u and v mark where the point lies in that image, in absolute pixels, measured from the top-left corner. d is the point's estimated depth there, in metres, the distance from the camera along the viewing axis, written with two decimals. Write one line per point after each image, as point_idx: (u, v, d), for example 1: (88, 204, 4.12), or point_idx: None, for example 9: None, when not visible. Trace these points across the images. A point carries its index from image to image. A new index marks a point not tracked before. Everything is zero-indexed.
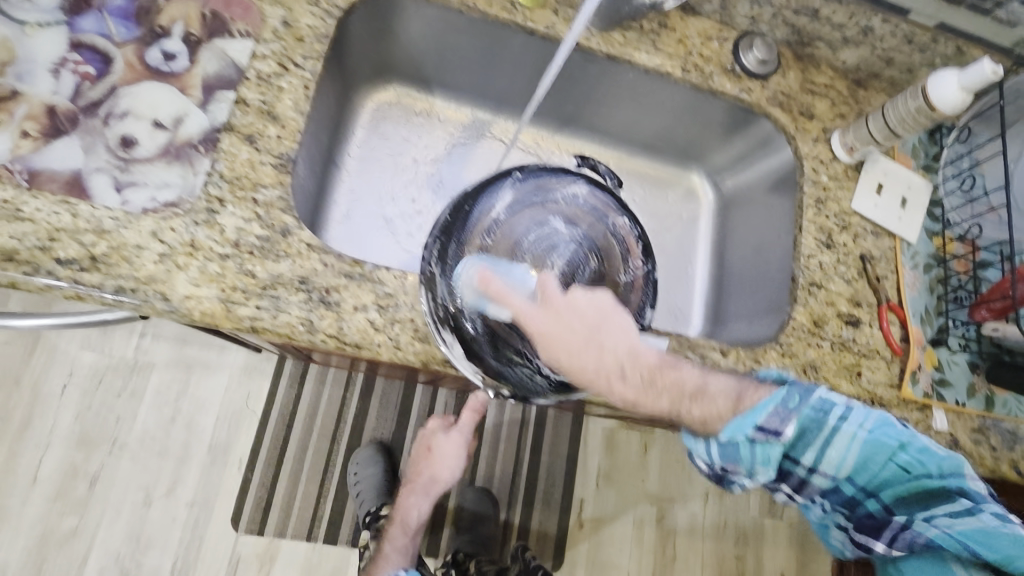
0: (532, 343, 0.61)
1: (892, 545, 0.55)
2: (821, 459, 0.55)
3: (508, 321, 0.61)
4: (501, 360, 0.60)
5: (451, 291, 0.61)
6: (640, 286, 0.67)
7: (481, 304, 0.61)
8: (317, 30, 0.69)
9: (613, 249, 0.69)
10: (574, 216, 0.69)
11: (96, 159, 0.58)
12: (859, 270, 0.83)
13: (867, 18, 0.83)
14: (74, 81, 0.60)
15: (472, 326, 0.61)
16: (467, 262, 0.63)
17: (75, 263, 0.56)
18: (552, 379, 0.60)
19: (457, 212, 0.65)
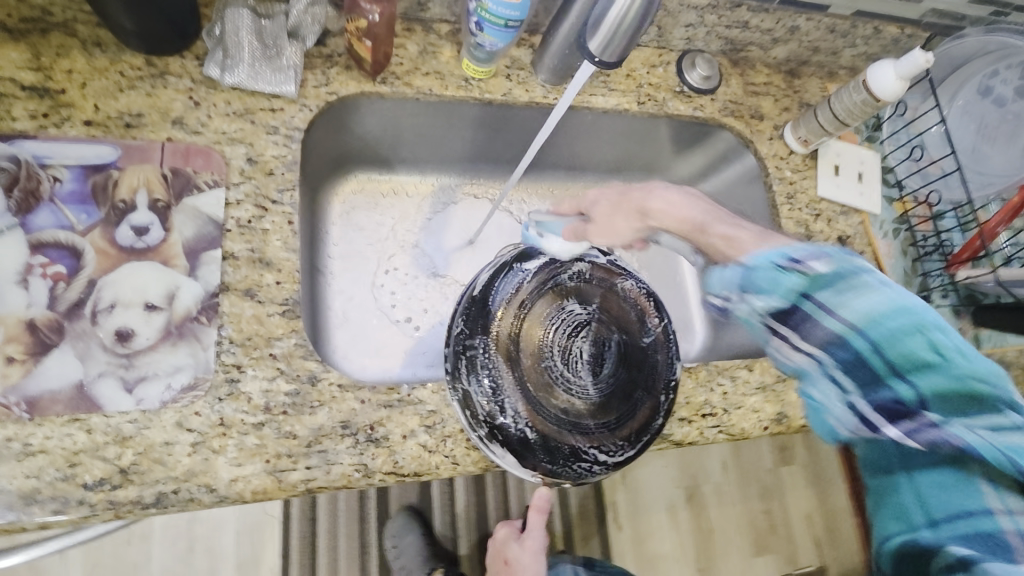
0: (582, 434, 0.61)
1: (907, 435, 0.45)
2: (855, 301, 0.47)
3: (554, 420, 0.61)
4: (559, 462, 0.60)
5: (492, 407, 0.60)
6: (664, 343, 0.67)
7: (524, 412, 0.60)
8: (284, 158, 0.66)
9: (629, 314, 0.68)
10: (585, 291, 0.67)
11: (96, 364, 0.54)
12: (840, 251, 0.88)
13: (793, 20, 0.86)
14: (47, 286, 0.55)
15: (522, 435, 0.60)
16: (497, 371, 0.61)
17: (105, 483, 0.52)
18: (611, 464, 0.61)
19: (472, 321, 0.63)
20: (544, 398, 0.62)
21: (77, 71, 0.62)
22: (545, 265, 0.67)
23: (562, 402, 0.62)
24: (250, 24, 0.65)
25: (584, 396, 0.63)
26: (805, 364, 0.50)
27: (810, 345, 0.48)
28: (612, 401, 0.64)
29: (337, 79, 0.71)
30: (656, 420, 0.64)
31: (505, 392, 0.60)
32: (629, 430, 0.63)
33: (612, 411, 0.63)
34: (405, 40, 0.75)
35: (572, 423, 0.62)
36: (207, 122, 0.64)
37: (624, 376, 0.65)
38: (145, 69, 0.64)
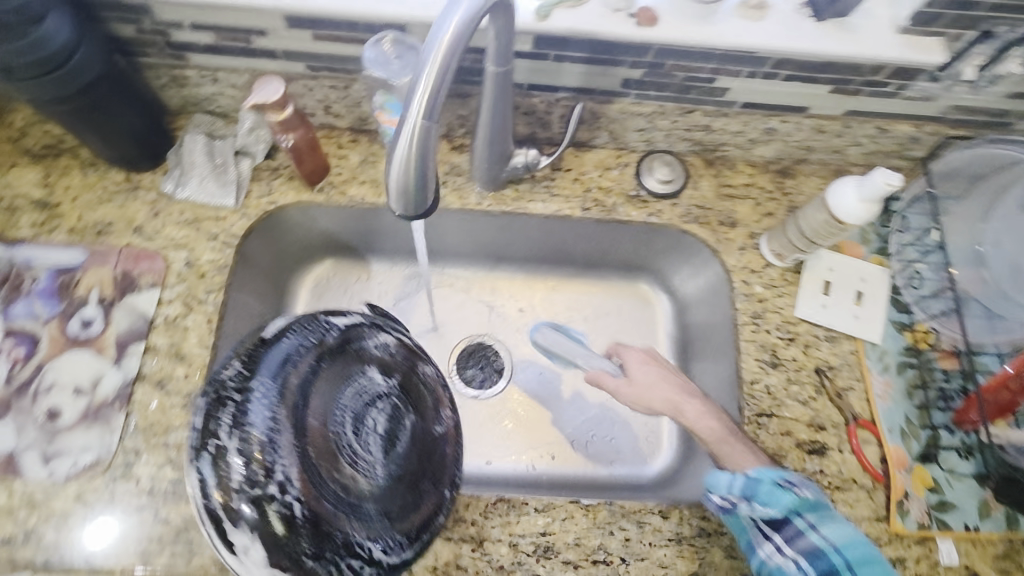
0: (360, 522, 0.54)
1: (786, 542, 0.61)
2: (826, 529, 0.60)
3: (331, 499, 0.53)
4: (324, 557, 0.52)
5: (258, 469, 0.52)
6: (457, 439, 0.62)
7: (290, 484, 0.52)
8: (217, 262, 0.75)
9: (428, 396, 0.62)
10: (390, 359, 0.62)
11: (27, 437, 0.66)
12: (815, 386, 0.76)
13: (765, 122, 0.78)
14: (8, 366, 0.68)
15: (287, 510, 0.52)
16: (262, 433, 0.53)
17: (10, 541, 0.63)
18: (383, 566, 0.54)
19: (245, 377, 0.56)
20: (322, 471, 0.54)
21: (72, 187, 0.77)
22: (353, 325, 0.62)
23: (342, 479, 0.54)
24: (203, 147, 0.76)
25: (370, 477, 0.56)
26: (786, 567, 0.61)
27: (794, 552, 0.61)
28: (397, 490, 0.57)
29: (279, 190, 0.79)
30: (440, 518, 0.58)
31: (280, 456, 0.52)
32: (410, 529, 0.56)
33: (395, 501, 0.56)
34: (349, 150, 0.82)
35: (351, 507, 0.54)
36: (161, 230, 0.75)
37: (416, 463, 0.58)
38: (123, 185, 0.77)
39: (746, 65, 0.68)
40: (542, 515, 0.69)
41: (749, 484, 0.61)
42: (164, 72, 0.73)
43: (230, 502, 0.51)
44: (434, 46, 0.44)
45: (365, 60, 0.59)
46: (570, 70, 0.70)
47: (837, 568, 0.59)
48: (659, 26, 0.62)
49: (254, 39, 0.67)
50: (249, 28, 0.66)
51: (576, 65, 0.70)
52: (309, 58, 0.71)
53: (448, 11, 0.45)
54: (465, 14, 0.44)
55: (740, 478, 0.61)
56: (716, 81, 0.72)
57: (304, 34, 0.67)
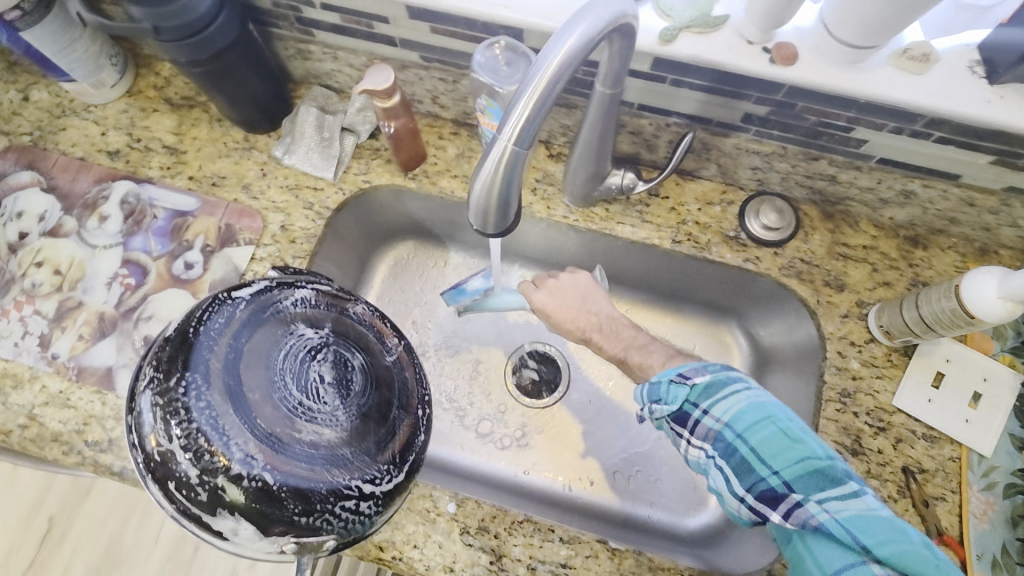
0: (340, 467, 0.53)
1: (787, 519, 0.50)
2: (719, 409, 0.55)
3: (302, 459, 0.52)
4: (314, 509, 0.52)
5: (213, 454, 0.50)
6: (410, 363, 0.61)
7: (254, 453, 0.51)
8: (308, 231, 0.79)
9: (365, 334, 0.60)
10: (312, 314, 0.58)
11: (124, 357, 0.74)
12: (899, 486, 0.68)
13: (903, 183, 0.69)
14: (120, 291, 0.76)
15: (258, 482, 0.51)
16: (205, 422, 0.51)
17: (96, 445, 0.71)
18: (378, 496, 0.55)
19: (168, 381, 0.53)
20: (279, 436, 0.52)
21: (199, 139, 0.83)
22: (260, 294, 0.58)
23: (307, 434, 0.53)
24: (315, 120, 0.80)
25: (336, 424, 0.54)
26: (702, 461, 0.56)
27: (701, 442, 0.56)
28: (368, 427, 0.55)
29: (377, 170, 0.81)
30: (418, 437, 0.59)
31: (228, 436, 0.51)
32: (393, 453, 0.56)
33: (368, 436, 0.55)
34: (448, 142, 0.82)
35: (324, 456, 0.53)
36: (265, 191, 0.80)
37: (378, 395, 0.57)
38: (241, 143, 0.83)
39: (894, 120, 0.60)
40: (566, 546, 0.67)
41: (652, 389, 0.60)
42: (292, 44, 0.76)
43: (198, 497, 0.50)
44: (541, 68, 0.40)
45: (474, 63, 0.59)
46: (687, 97, 0.66)
47: (731, 444, 0.53)
48: (796, 66, 0.55)
49: (375, 24, 0.68)
50: (372, 14, 0.67)
51: (695, 92, 0.65)
52: (424, 49, 0.71)
53: (564, 30, 0.41)
54: (578, 38, 0.40)
55: (645, 384, 0.61)
56: (854, 131, 0.63)
57: (423, 26, 0.67)
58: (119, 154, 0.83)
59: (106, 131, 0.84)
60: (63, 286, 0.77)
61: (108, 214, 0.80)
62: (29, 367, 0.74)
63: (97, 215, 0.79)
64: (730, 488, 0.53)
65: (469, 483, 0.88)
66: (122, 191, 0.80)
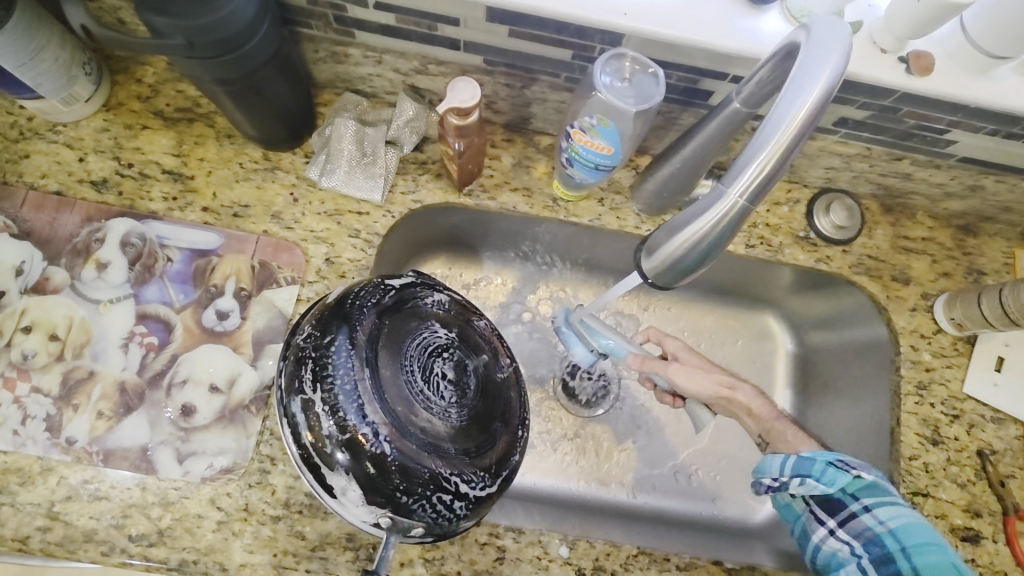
0: (444, 460, 0.51)
1: None
2: (882, 512, 0.55)
3: (415, 442, 0.50)
4: (416, 492, 0.50)
5: (342, 414, 0.49)
6: (517, 382, 0.59)
7: (375, 424, 0.49)
8: (358, 262, 0.70)
9: (483, 347, 0.58)
10: (446, 313, 0.58)
11: (161, 432, 0.63)
12: (975, 469, 0.72)
13: (974, 179, 0.70)
14: (141, 354, 0.64)
15: (376, 451, 0.49)
16: (343, 382, 0.50)
17: (144, 538, 0.61)
18: (471, 500, 0.52)
19: (318, 335, 0.52)
20: (400, 417, 0.51)
21: (207, 160, 0.70)
22: (405, 282, 0.58)
23: (421, 420, 0.51)
24: (353, 133, 0.69)
25: (446, 419, 0.53)
26: (842, 554, 0.56)
27: (848, 536, 0.56)
28: (472, 430, 0.54)
29: (426, 187, 0.72)
30: (514, 456, 0.56)
31: (360, 403, 0.50)
32: (489, 465, 0.53)
33: (472, 439, 0.53)
34: (502, 151, 0.74)
35: (433, 445, 0.51)
36: (300, 220, 0.70)
37: (486, 407, 0.55)
38: (261, 163, 0.71)
39: (998, 123, 0.59)
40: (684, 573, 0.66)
41: (799, 463, 0.58)
42: (325, 46, 0.65)
43: (324, 446, 0.49)
44: (783, 121, 0.36)
45: (599, 83, 0.54)
46: None
47: (890, 553, 0.54)
48: (932, 77, 0.53)
49: (440, 26, 0.59)
50: (439, 16, 0.58)
51: None
52: (492, 53, 0.62)
53: (805, 75, 0.36)
54: (826, 82, 0.35)
55: (791, 455, 0.58)
56: (947, 133, 0.62)
57: (499, 29, 0.58)
58: (107, 184, 0.68)
59: (84, 156, 0.69)
60: (65, 353, 0.63)
61: (108, 260, 0.66)
62: (38, 458, 0.61)
63: (93, 263, 0.66)
64: None
65: (534, 505, 0.83)
66: (120, 231, 0.67)
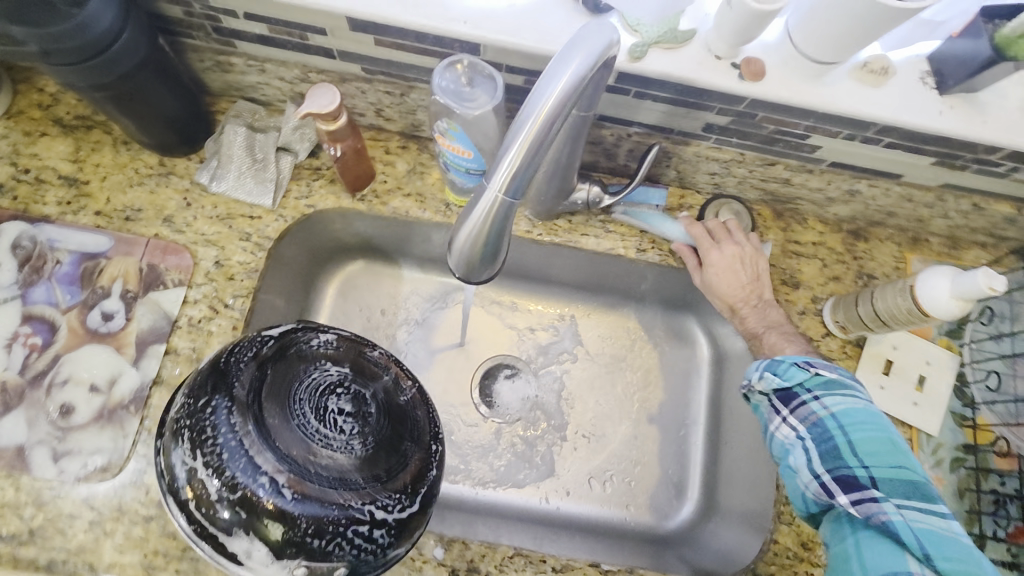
0: (351, 492, 0.49)
1: (855, 505, 0.53)
2: (830, 401, 0.57)
3: (316, 482, 0.48)
4: (327, 534, 0.47)
5: (229, 475, 0.47)
6: (422, 402, 0.57)
7: (269, 474, 0.47)
8: (247, 265, 0.71)
9: (381, 373, 0.56)
10: (335, 350, 0.55)
11: (38, 432, 0.63)
12: None
13: (850, 183, 0.72)
14: (24, 354, 0.65)
15: (275, 502, 0.47)
16: (225, 442, 0.48)
17: (15, 538, 0.61)
18: (391, 525, 0.50)
19: (196, 401, 0.50)
20: (296, 461, 0.48)
21: (103, 166, 0.72)
22: (285, 332, 0.55)
23: (321, 459, 0.49)
24: (243, 140, 0.71)
25: (349, 451, 0.50)
26: (788, 440, 0.58)
27: (796, 421, 0.58)
28: (380, 455, 0.51)
29: (319, 192, 0.74)
30: (431, 472, 0.54)
31: (248, 457, 0.47)
32: (404, 485, 0.51)
33: (382, 464, 0.51)
34: (396, 157, 0.76)
35: (338, 480, 0.49)
36: (191, 223, 0.71)
37: (393, 429, 0.52)
38: (156, 168, 0.73)
39: (849, 127, 0.61)
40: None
41: (771, 365, 0.62)
42: (209, 56, 0.67)
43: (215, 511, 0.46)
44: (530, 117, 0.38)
45: (437, 86, 0.56)
46: (650, 108, 0.64)
47: (830, 432, 0.56)
48: (764, 81, 0.55)
49: (310, 36, 0.61)
50: (306, 25, 0.60)
51: (659, 103, 0.63)
52: (366, 61, 0.64)
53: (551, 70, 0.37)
54: (572, 77, 0.37)
55: (763, 360, 0.63)
56: (809, 138, 0.65)
57: (365, 38, 0.60)
58: (3, 190, 0.70)
59: None
60: None
61: None
62: None
63: None
64: (810, 468, 0.56)
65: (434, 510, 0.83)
66: (12, 234, 0.68)
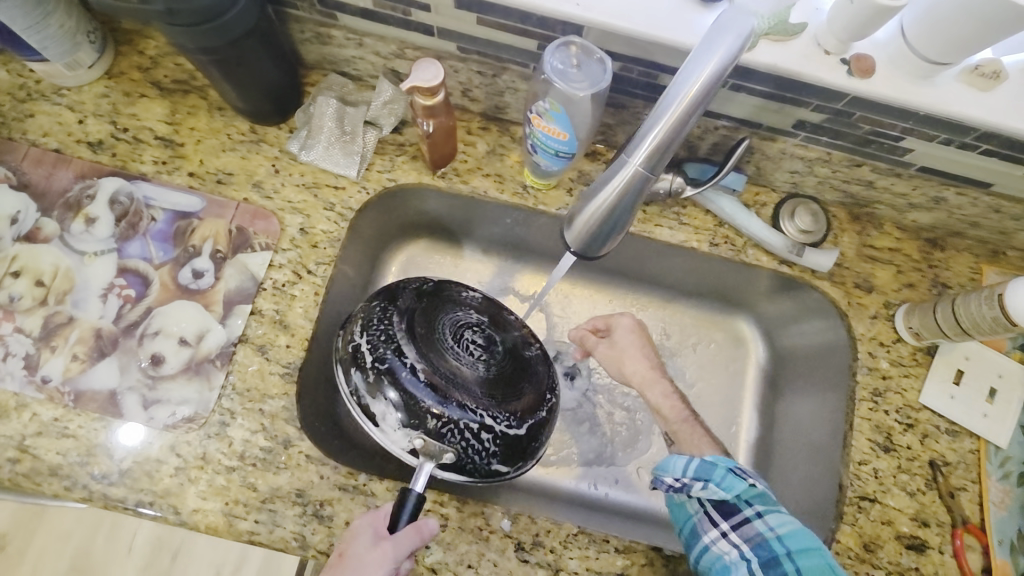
0: (472, 397, 0.54)
1: None
2: (773, 519, 0.59)
3: (445, 379, 0.54)
4: (446, 420, 0.52)
5: (381, 354, 0.54)
6: (545, 362, 0.62)
7: (411, 359, 0.54)
8: (331, 234, 0.73)
9: (514, 330, 0.62)
10: (482, 304, 0.63)
11: (129, 379, 0.66)
12: (927, 479, 0.72)
13: (937, 190, 0.71)
14: (118, 304, 0.68)
15: (409, 383, 0.53)
16: (381, 330, 0.56)
17: (106, 477, 0.64)
18: (498, 435, 0.53)
19: (367, 304, 0.60)
20: (434, 360, 0.55)
21: (197, 130, 0.75)
22: (444, 283, 0.64)
23: (452, 364, 0.56)
24: (334, 112, 0.73)
25: (475, 366, 0.56)
26: (730, 556, 0.59)
27: (739, 540, 0.59)
28: (500, 384, 0.56)
29: (402, 168, 0.75)
30: (543, 413, 0.57)
31: (397, 346, 0.55)
32: (519, 413, 0.55)
33: (500, 389, 0.56)
34: (478, 138, 0.77)
35: (464, 384, 0.54)
36: (279, 190, 0.73)
37: (516, 369, 0.58)
38: (247, 135, 0.75)
39: (948, 131, 0.61)
40: (621, 556, 0.67)
41: (702, 466, 0.60)
42: (311, 27, 0.69)
43: (364, 378, 0.54)
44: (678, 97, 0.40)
45: (552, 68, 0.57)
46: (743, 101, 0.64)
47: (776, 557, 0.58)
48: (872, 79, 0.55)
49: (414, 11, 0.63)
50: (412, 1, 0.62)
51: (754, 97, 0.63)
52: (463, 40, 0.66)
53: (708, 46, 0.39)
54: (723, 57, 0.39)
55: (695, 459, 0.60)
56: (903, 140, 0.64)
57: (467, 15, 0.61)
58: (102, 146, 0.73)
59: (85, 119, 0.74)
60: (49, 298, 0.67)
61: (96, 215, 0.70)
62: (14, 394, 0.65)
63: (82, 217, 0.70)
64: None
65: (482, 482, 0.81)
66: (110, 189, 0.71)
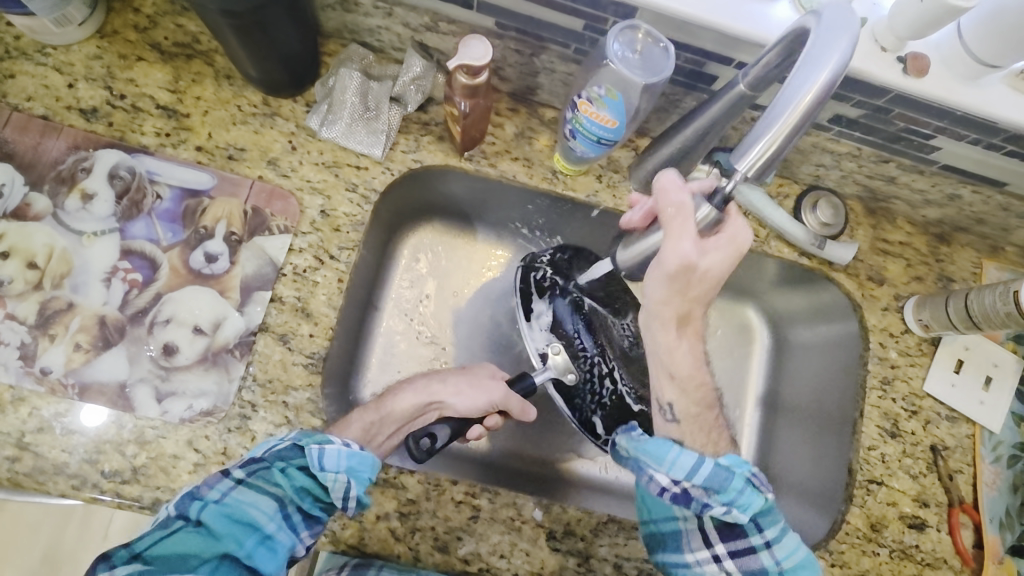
0: (614, 364, 0.74)
1: None
2: (792, 554, 0.58)
3: (599, 335, 0.74)
4: (585, 358, 0.73)
5: (568, 282, 0.76)
6: None
7: (582, 301, 0.75)
8: (354, 217, 0.69)
9: None
10: None
11: (140, 370, 0.62)
12: (928, 462, 0.76)
13: (954, 188, 0.74)
14: (124, 290, 0.63)
15: (570, 313, 0.74)
16: (580, 273, 0.76)
17: (118, 475, 0.60)
18: (614, 394, 0.73)
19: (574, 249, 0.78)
20: (594, 319, 0.75)
21: (204, 99, 0.69)
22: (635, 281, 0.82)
23: (603, 329, 0.75)
24: (358, 86, 0.69)
25: (617, 344, 0.75)
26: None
27: (730, 565, 0.59)
28: (635, 376, 0.75)
29: (427, 148, 0.72)
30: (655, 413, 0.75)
31: (581, 291, 0.76)
32: (638, 393, 0.74)
33: (631, 377, 0.75)
34: (506, 119, 0.75)
35: (610, 349, 0.75)
36: (297, 168, 0.69)
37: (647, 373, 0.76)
38: (260, 107, 0.70)
39: (980, 132, 0.62)
40: None
41: (717, 473, 0.56)
42: None
43: (547, 283, 0.75)
44: (787, 108, 0.39)
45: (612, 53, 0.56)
46: None
47: None
48: (926, 79, 0.56)
49: None
50: None
51: None
52: (504, 16, 0.62)
53: (816, 57, 0.38)
54: (835, 64, 0.38)
55: (713, 464, 0.56)
56: (933, 139, 0.65)
57: None
58: (97, 114, 0.66)
59: (75, 82, 0.66)
60: (44, 282, 0.62)
61: (94, 191, 0.64)
62: (10, 387, 0.60)
63: (78, 193, 0.64)
64: None
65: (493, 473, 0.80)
66: (109, 162, 0.65)
